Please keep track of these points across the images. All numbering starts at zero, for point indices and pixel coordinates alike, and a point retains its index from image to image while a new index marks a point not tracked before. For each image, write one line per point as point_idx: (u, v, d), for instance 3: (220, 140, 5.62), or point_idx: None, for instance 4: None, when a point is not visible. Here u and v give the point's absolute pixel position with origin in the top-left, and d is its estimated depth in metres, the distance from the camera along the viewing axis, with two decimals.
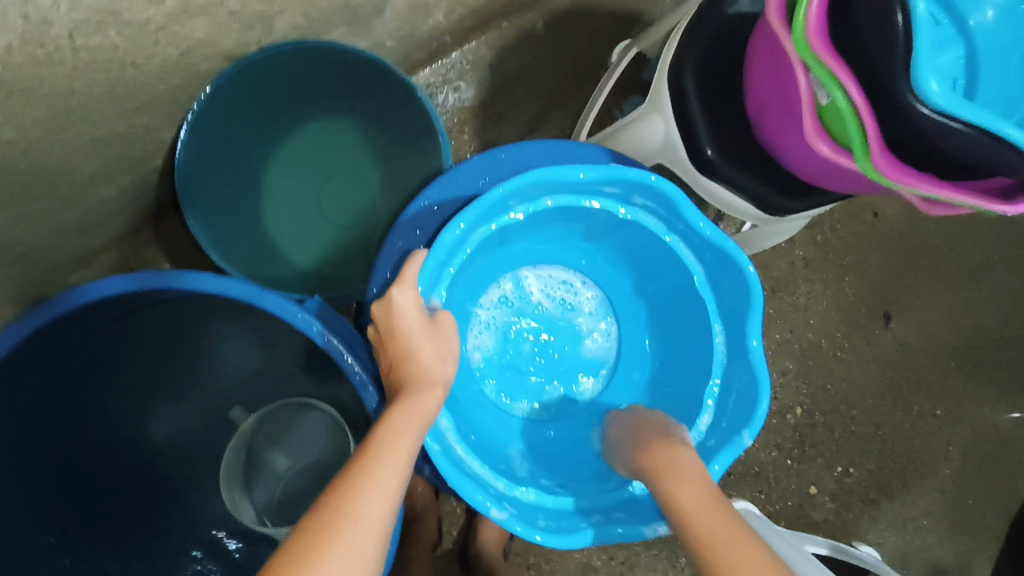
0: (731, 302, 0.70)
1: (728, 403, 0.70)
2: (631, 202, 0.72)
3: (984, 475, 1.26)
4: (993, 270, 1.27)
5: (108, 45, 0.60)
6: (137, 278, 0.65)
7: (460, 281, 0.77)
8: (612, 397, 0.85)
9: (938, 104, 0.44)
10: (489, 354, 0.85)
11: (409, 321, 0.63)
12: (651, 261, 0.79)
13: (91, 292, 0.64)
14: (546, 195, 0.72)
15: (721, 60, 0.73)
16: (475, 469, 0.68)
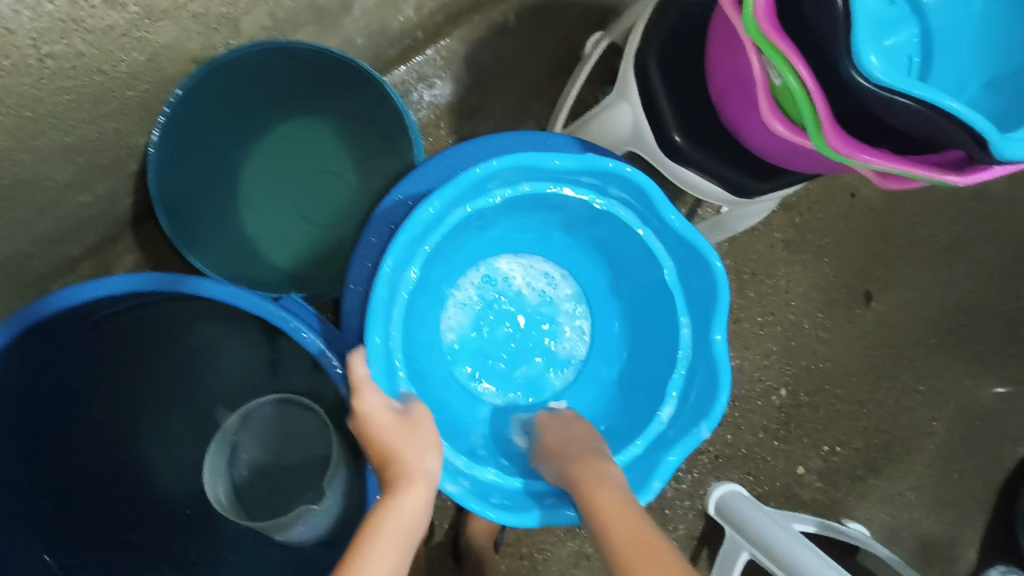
0: (696, 298, 0.72)
1: (690, 399, 0.72)
2: (608, 194, 0.73)
3: (969, 448, 1.28)
4: (971, 245, 1.28)
5: (72, 53, 0.61)
6: (107, 284, 0.65)
7: (432, 267, 0.77)
8: (577, 390, 0.86)
9: (882, 82, 0.45)
10: (465, 336, 0.86)
11: (394, 334, 0.68)
12: (626, 256, 0.80)
13: (79, 295, 0.65)
14: (528, 180, 0.73)
15: (684, 45, 0.74)
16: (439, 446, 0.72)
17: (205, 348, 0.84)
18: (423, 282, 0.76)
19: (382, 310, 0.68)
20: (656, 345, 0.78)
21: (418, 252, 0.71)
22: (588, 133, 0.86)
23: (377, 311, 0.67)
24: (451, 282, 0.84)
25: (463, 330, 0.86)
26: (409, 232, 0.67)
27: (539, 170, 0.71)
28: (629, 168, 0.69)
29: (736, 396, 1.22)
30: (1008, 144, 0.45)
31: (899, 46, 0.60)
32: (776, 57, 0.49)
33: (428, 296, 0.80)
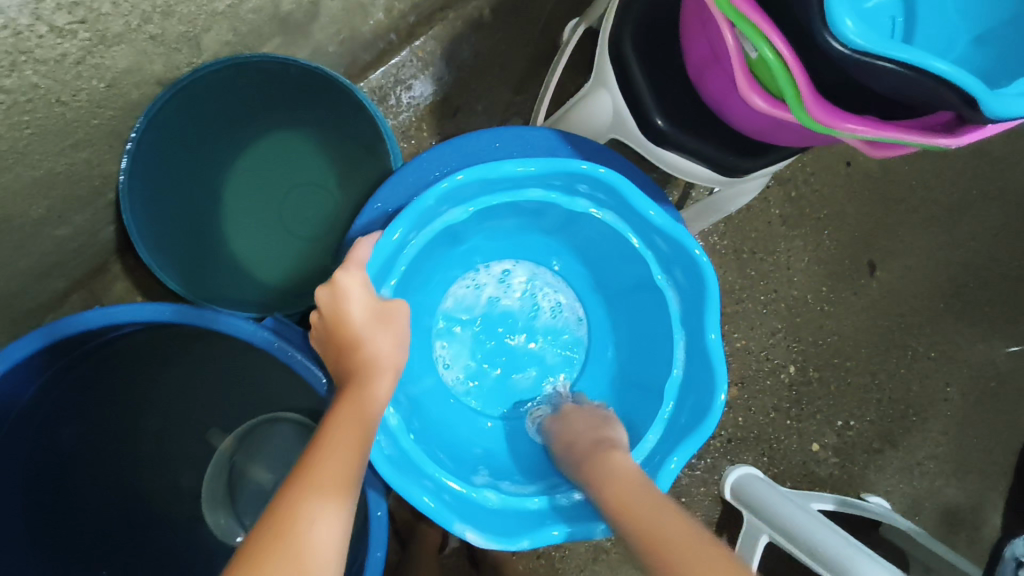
0: (683, 418, 0.69)
1: None
2: (670, 273, 0.72)
3: (986, 412, 1.25)
4: (974, 205, 1.25)
5: (27, 86, 0.58)
6: (58, 326, 0.64)
7: (449, 239, 0.78)
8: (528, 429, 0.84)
9: (862, 46, 0.43)
10: (462, 306, 0.86)
11: (357, 308, 0.63)
12: (641, 310, 0.79)
13: (63, 329, 0.64)
14: (600, 207, 0.72)
15: (659, 25, 0.71)
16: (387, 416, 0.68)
17: (189, 376, 0.83)
18: (447, 237, 0.77)
19: (391, 255, 0.68)
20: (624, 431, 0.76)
21: (446, 214, 0.71)
22: (569, 125, 0.84)
23: (381, 250, 0.66)
24: (469, 260, 0.85)
25: (460, 311, 0.86)
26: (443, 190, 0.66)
27: (606, 192, 0.70)
28: (698, 254, 0.67)
29: (745, 378, 1.20)
30: (999, 102, 0.43)
31: (880, 7, 0.60)
32: (750, 31, 0.47)
33: (440, 261, 0.81)
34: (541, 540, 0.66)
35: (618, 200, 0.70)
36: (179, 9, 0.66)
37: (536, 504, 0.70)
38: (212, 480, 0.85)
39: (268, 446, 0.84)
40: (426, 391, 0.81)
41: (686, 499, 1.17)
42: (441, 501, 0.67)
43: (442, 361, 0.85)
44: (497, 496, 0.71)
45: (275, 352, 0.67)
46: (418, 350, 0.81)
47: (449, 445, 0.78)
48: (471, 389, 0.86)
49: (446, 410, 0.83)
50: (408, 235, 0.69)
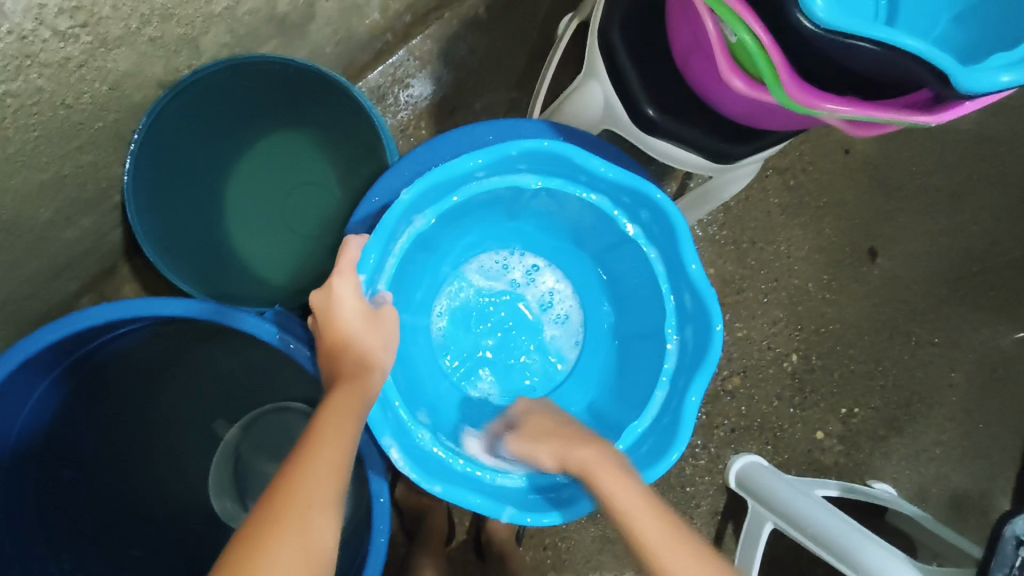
0: (644, 451, 0.70)
1: (544, 495, 0.70)
2: (682, 329, 0.71)
3: (991, 397, 1.25)
4: (974, 190, 1.25)
5: (33, 89, 0.61)
6: (69, 321, 0.66)
7: (499, 207, 0.79)
8: (471, 404, 0.84)
9: (830, 24, 0.44)
10: (481, 268, 0.87)
11: (347, 310, 0.66)
12: (640, 350, 0.78)
13: (70, 325, 0.66)
14: (648, 241, 0.72)
15: (647, 15, 0.72)
16: None
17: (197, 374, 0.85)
18: (493, 203, 0.78)
19: (453, 179, 0.69)
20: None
21: (513, 175, 0.72)
22: (563, 117, 0.85)
23: (447, 170, 0.68)
24: (512, 241, 0.86)
25: (482, 279, 0.87)
26: (525, 148, 0.68)
27: (659, 223, 0.70)
28: (717, 325, 0.67)
29: (748, 367, 1.20)
30: (971, 77, 0.43)
31: None
32: (729, 16, 0.48)
33: (484, 221, 0.82)
34: (453, 496, 0.65)
35: (667, 236, 0.70)
36: (177, 12, 0.68)
37: (461, 466, 0.70)
38: (218, 469, 0.88)
39: (274, 435, 0.89)
40: (411, 325, 0.81)
41: (691, 489, 1.18)
42: (387, 416, 0.67)
43: (439, 307, 0.86)
44: (431, 439, 0.70)
45: (276, 344, 0.68)
46: (422, 287, 0.83)
47: (410, 380, 0.77)
48: (446, 342, 0.86)
49: (420, 347, 0.83)
50: (478, 171, 0.70)
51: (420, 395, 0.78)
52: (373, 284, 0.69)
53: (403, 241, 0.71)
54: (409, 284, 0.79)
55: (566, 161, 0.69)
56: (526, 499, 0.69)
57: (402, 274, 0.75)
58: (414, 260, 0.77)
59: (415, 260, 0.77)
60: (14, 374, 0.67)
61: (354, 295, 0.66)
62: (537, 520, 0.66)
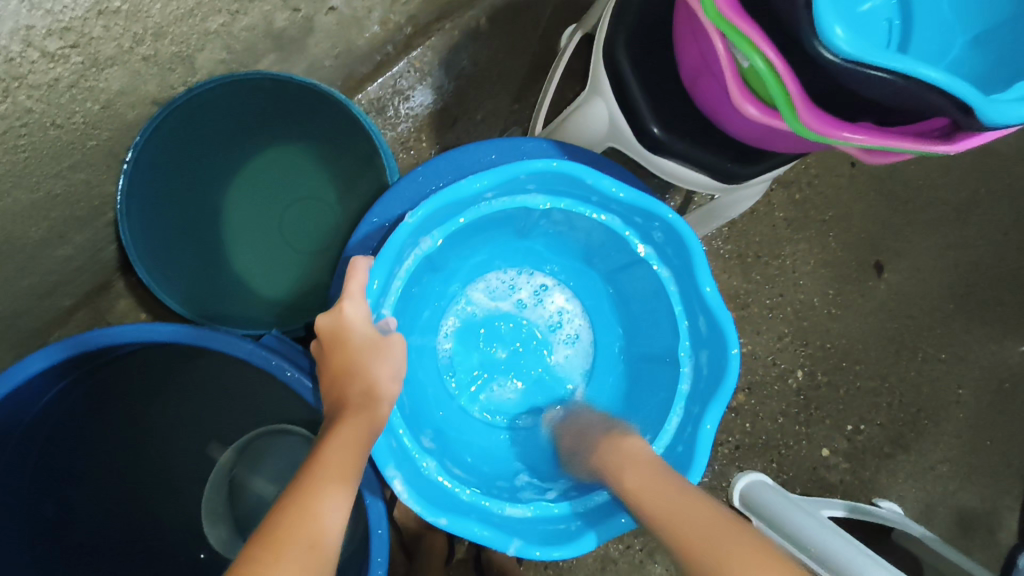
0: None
1: (558, 526, 0.67)
2: (697, 353, 0.69)
3: (999, 414, 1.23)
4: (982, 204, 1.23)
5: (21, 110, 0.59)
6: (78, 341, 0.64)
7: (509, 227, 0.77)
8: (480, 429, 0.82)
9: (848, 53, 0.42)
10: (489, 287, 0.86)
11: (360, 333, 0.62)
12: (651, 373, 0.76)
13: (66, 349, 0.64)
14: (661, 262, 0.71)
15: (653, 32, 0.71)
16: None
17: (193, 395, 0.83)
18: (501, 224, 0.76)
19: (462, 201, 0.68)
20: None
21: (523, 197, 0.71)
22: (566, 134, 0.83)
23: (455, 192, 0.66)
24: (521, 261, 0.85)
25: (487, 299, 0.86)
26: (535, 169, 0.66)
27: (672, 243, 0.68)
28: (733, 350, 0.65)
29: (752, 383, 1.19)
30: (994, 108, 0.42)
31: (877, 10, 0.59)
32: (741, 40, 0.46)
33: (493, 241, 0.81)
34: (460, 528, 0.63)
35: (682, 258, 0.68)
36: (171, 30, 0.66)
37: (467, 496, 0.68)
38: (212, 492, 0.84)
39: (269, 458, 0.84)
40: (417, 346, 0.80)
41: None
42: (390, 446, 0.65)
43: (445, 327, 0.84)
44: (437, 468, 0.69)
45: (272, 369, 0.66)
46: (429, 308, 0.81)
47: (415, 403, 0.75)
48: (454, 364, 0.84)
49: (427, 369, 0.81)
50: (487, 194, 0.69)
51: (426, 419, 0.76)
52: (378, 305, 0.67)
53: (410, 261, 0.69)
54: (414, 305, 0.77)
55: (576, 181, 0.67)
56: (541, 529, 0.67)
57: (408, 295, 0.74)
58: (421, 280, 0.76)
59: (421, 282, 0.76)
60: (11, 395, 0.65)
61: (365, 320, 0.63)
62: (547, 553, 0.63)
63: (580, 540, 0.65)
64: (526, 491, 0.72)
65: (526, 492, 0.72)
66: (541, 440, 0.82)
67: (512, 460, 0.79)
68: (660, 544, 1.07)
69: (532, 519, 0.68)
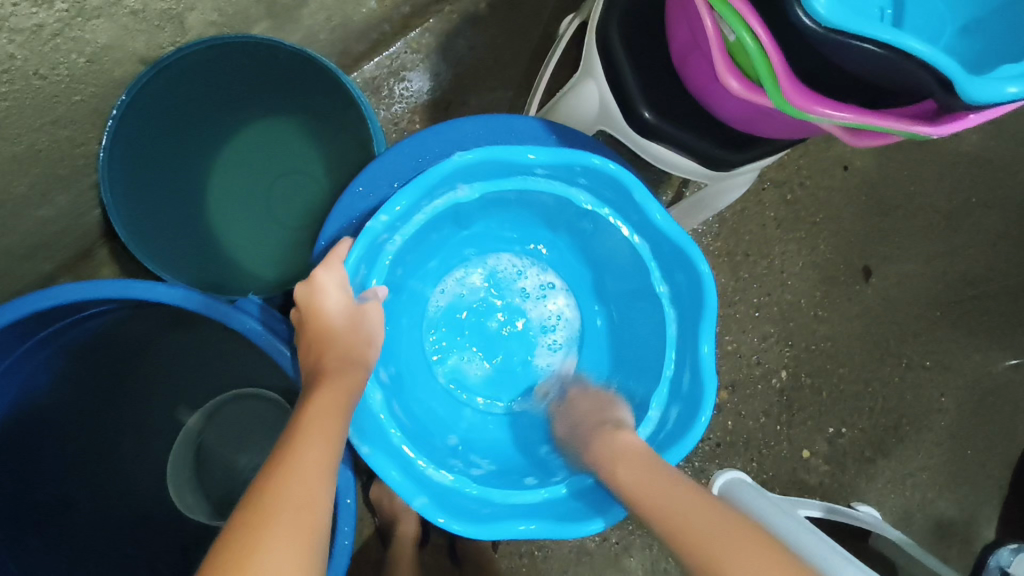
0: (577, 505, 0.67)
1: (468, 504, 0.67)
2: (667, 410, 0.69)
3: (981, 423, 1.23)
4: (972, 213, 1.24)
5: (2, 55, 0.58)
6: (62, 291, 0.63)
7: (535, 209, 0.76)
8: (433, 395, 0.81)
9: (833, 23, 0.42)
10: (506, 267, 0.84)
11: (331, 300, 0.64)
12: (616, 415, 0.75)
13: (42, 301, 0.63)
14: (672, 305, 0.69)
15: (647, 13, 0.70)
16: (389, 247, 0.69)
17: (170, 363, 0.82)
18: (522, 201, 0.75)
19: (510, 165, 0.67)
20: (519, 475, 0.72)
21: (569, 188, 0.70)
22: (558, 117, 0.83)
23: (501, 153, 0.65)
24: (543, 254, 0.84)
25: (499, 280, 0.84)
26: (592, 165, 0.65)
27: (690, 293, 0.67)
28: (703, 419, 0.64)
29: (736, 381, 1.19)
30: (979, 88, 0.42)
31: None
32: (729, 13, 0.46)
33: (510, 218, 0.79)
34: (377, 462, 0.64)
35: (693, 308, 0.67)
36: None
37: (397, 440, 0.68)
38: (179, 453, 0.85)
39: (238, 424, 0.85)
40: (410, 289, 0.79)
41: None
42: None
43: (447, 283, 0.83)
44: (382, 403, 0.69)
45: (248, 333, 0.66)
46: (438, 258, 0.81)
47: (389, 339, 0.76)
48: (444, 320, 0.84)
49: (412, 317, 0.81)
50: (538, 169, 0.68)
51: (391, 359, 0.76)
52: (393, 227, 0.67)
53: (437, 204, 0.69)
54: (424, 251, 0.77)
55: (626, 193, 0.67)
56: (446, 499, 0.66)
57: (423, 236, 0.74)
58: (440, 228, 0.75)
59: (440, 229, 0.76)
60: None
61: (340, 285, 0.64)
62: (447, 522, 0.63)
63: (485, 525, 0.63)
64: (454, 462, 0.72)
65: (454, 463, 0.72)
66: (481, 431, 0.80)
67: (448, 431, 0.78)
68: (636, 539, 1.06)
69: (449, 488, 0.68)
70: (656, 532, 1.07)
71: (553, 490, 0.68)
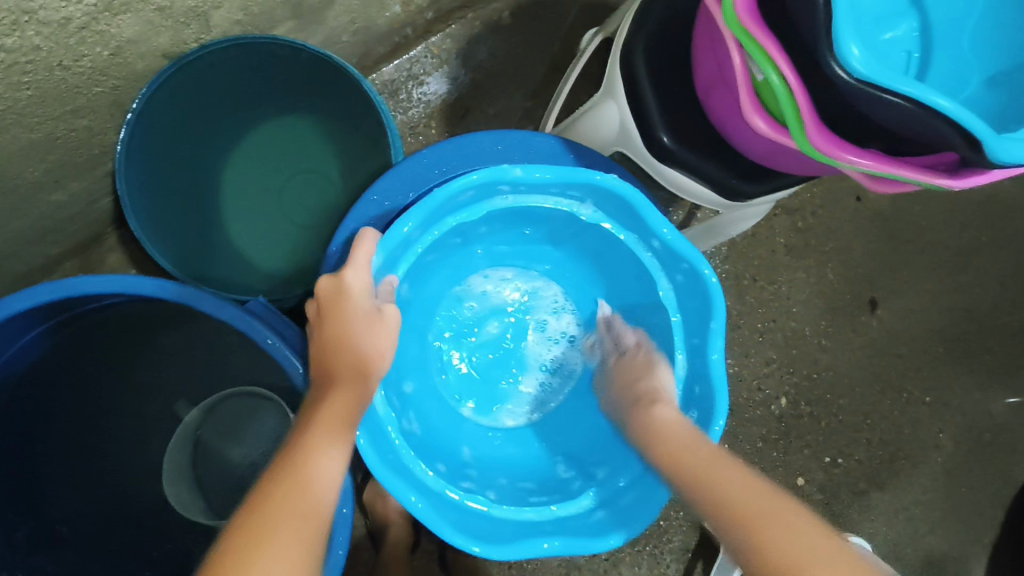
0: (473, 524, 0.65)
1: (392, 458, 0.66)
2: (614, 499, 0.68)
3: (977, 462, 1.23)
4: (982, 252, 1.24)
5: (28, 46, 0.58)
6: (75, 283, 0.63)
7: (591, 249, 0.77)
8: (419, 348, 0.80)
9: (863, 73, 0.42)
10: (558, 305, 0.85)
11: (356, 305, 0.63)
12: (545, 479, 0.74)
13: (51, 292, 0.63)
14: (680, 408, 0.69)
15: (674, 40, 0.70)
16: (495, 203, 0.68)
17: (173, 356, 0.83)
18: (591, 241, 0.74)
19: (640, 220, 0.66)
20: (432, 457, 0.71)
21: (639, 245, 0.69)
22: (577, 134, 0.83)
23: (648, 209, 0.64)
24: (586, 310, 0.84)
25: (547, 313, 0.85)
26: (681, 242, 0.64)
27: (699, 410, 0.67)
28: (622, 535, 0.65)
29: (735, 405, 1.19)
30: (1004, 147, 0.42)
31: (898, 39, 0.57)
32: (756, 51, 0.46)
33: (571, 250, 0.79)
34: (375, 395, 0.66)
35: (701, 413, 0.66)
36: None
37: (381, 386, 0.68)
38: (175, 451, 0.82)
39: (239, 422, 0.83)
40: (464, 256, 0.80)
41: (664, 523, 1.06)
42: (406, 237, 0.66)
43: (497, 273, 0.84)
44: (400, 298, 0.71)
45: (255, 337, 0.66)
46: (510, 249, 0.81)
47: (415, 288, 0.76)
48: (479, 303, 0.84)
49: (445, 277, 0.81)
50: (654, 241, 0.67)
51: (415, 288, 0.76)
52: (516, 189, 0.67)
53: (556, 202, 0.68)
54: (499, 234, 0.77)
55: (693, 276, 0.66)
56: (384, 452, 0.65)
57: (514, 219, 0.73)
58: (528, 227, 0.76)
59: (530, 229, 0.76)
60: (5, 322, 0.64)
61: (365, 291, 0.63)
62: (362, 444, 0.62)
63: (392, 480, 0.63)
64: (399, 408, 0.71)
65: (402, 423, 0.70)
66: (435, 407, 0.79)
67: (413, 380, 0.78)
68: (626, 557, 1.06)
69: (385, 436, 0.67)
70: (645, 552, 1.07)
71: (470, 503, 0.67)
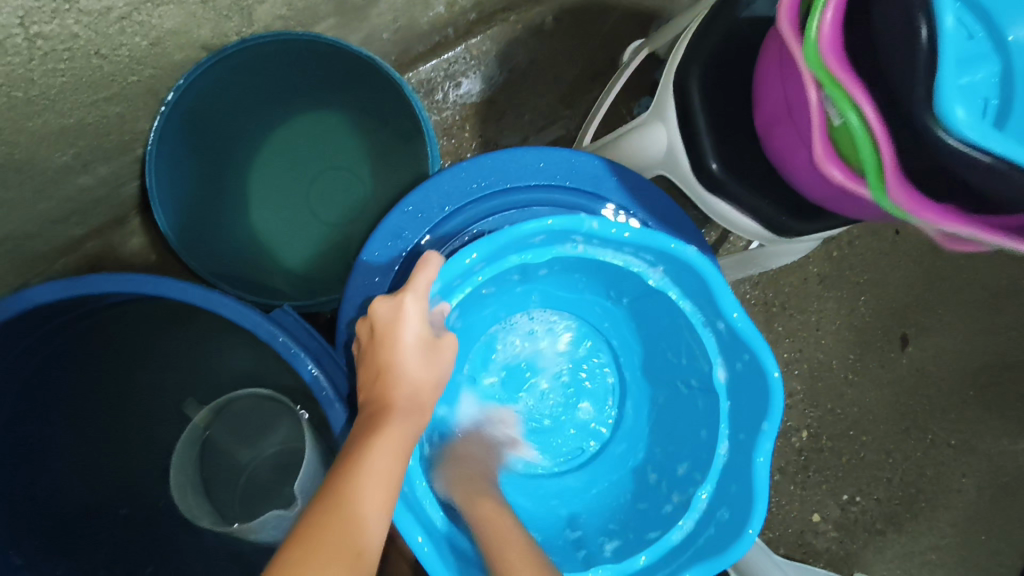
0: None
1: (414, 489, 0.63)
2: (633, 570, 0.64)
3: (999, 510, 1.19)
4: (1020, 294, 1.20)
5: (66, 35, 0.56)
6: (78, 283, 0.62)
7: (644, 314, 0.75)
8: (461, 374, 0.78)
9: (964, 134, 0.40)
10: (605, 364, 0.84)
11: (410, 334, 0.58)
12: (552, 541, 0.71)
13: (78, 286, 0.62)
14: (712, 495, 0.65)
15: (732, 67, 0.67)
16: (564, 249, 0.65)
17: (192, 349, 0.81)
18: (641, 296, 0.72)
19: (711, 293, 0.63)
20: None
21: (704, 327, 0.65)
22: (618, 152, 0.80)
23: (719, 285, 0.61)
24: (632, 377, 0.81)
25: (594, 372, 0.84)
26: (741, 321, 0.61)
27: (732, 513, 0.62)
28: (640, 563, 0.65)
29: None
30: None
31: (977, 85, 0.52)
32: (837, 93, 0.45)
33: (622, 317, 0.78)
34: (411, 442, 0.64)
35: (732, 519, 0.62)
36: None
37: None
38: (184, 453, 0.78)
39: (248, 423, 0.83)
40: (519, 297, 0.78)
41: None
42: (470, 270, 0.64)
43: (545, 317, 0.82)
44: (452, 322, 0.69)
45: (277, 346, 0.64)
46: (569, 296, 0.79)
47: (466, 323, 0.74)
48: (526, 344, 0.83)
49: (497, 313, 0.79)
50: (720, 322, 0.64)
51: (464, 319, 0.73)
52: (589, 236, 0.64)
53: (624, 259, 0.66)
54: (559, 281, 0.75)
55: (751, 358, 0.62)
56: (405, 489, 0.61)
57: (580, 267, 0.71)
58: (584, 278, 0.74)
59: (585, 282, 0.75)
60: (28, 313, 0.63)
61: (421, 318, 0.59)
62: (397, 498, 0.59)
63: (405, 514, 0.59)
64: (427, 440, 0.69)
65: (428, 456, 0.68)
66: None
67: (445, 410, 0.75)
68: None
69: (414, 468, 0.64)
70: None
71: None
